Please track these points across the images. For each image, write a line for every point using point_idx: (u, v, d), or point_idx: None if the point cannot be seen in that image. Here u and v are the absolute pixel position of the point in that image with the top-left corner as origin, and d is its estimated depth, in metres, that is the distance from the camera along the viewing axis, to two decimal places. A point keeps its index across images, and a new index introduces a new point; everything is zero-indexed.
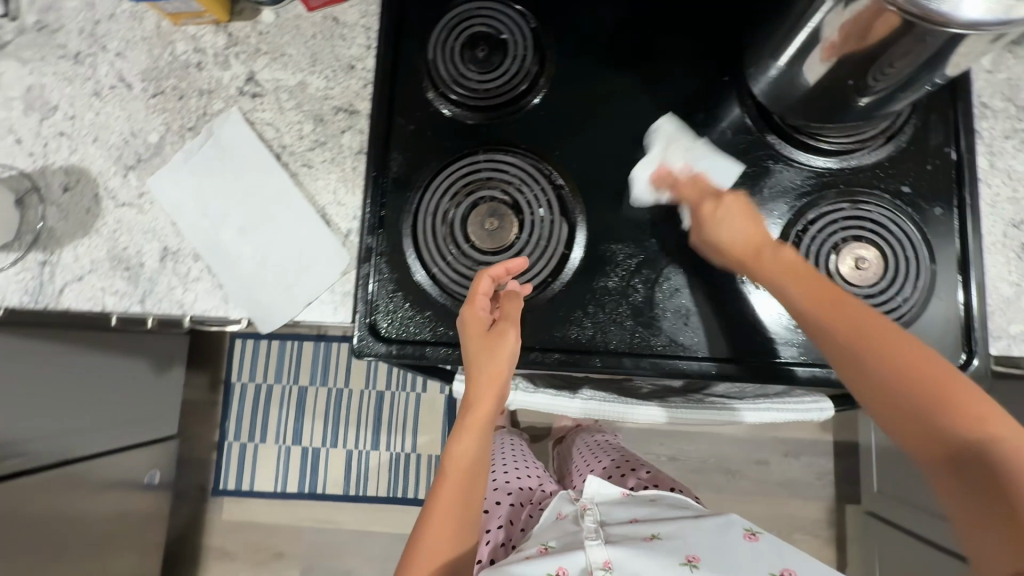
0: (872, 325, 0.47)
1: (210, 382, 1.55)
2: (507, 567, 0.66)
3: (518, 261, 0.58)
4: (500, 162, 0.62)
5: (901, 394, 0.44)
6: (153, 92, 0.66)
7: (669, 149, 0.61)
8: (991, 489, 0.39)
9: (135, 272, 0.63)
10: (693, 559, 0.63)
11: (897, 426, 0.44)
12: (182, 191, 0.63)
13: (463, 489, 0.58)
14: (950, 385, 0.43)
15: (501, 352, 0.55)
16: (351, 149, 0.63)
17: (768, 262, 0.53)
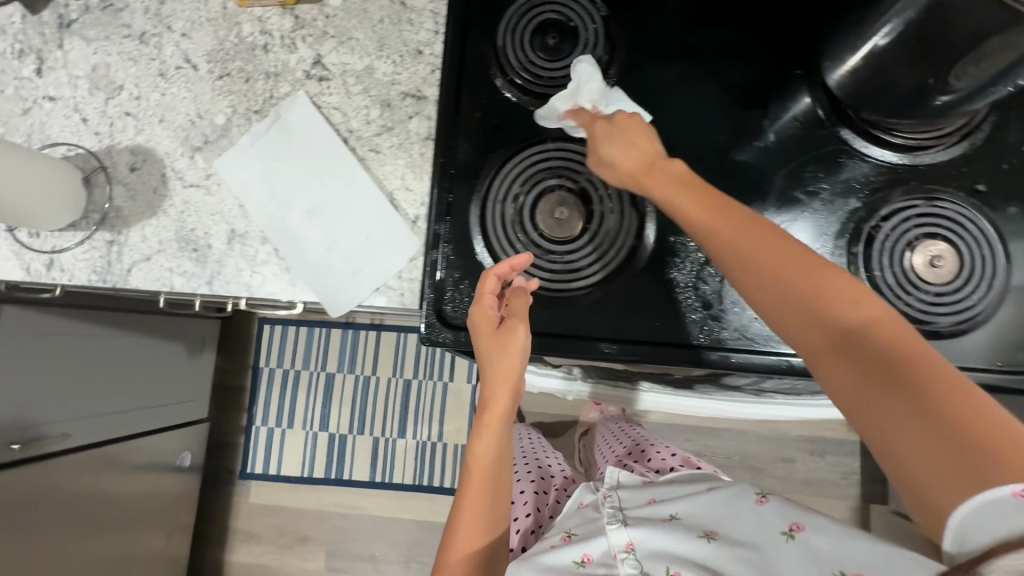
0: (754, 224, 0.47)
1: (238, 366, 1.56)
2: (534, 557, 0.63)
3: (524, 258, 0.57)
4: (569, 151, 0.62)
5: (789, 287, 0.44)
6: (219, 73, 0.66)
7: (584, 87, 0.60)
8: (877, 363, 0.39)
9: (203, 254, 0.63)
10: (712, 533, 0.58)
11: (789, 320, 0.44)
12: (249, 173, 0.63)
13: (487, 485, 0.59)
14: (827, 274, 0.43)
15: (512, 349, 0.55)
16: (418, 134, 0.63)
17: (656, 174, 0.53)
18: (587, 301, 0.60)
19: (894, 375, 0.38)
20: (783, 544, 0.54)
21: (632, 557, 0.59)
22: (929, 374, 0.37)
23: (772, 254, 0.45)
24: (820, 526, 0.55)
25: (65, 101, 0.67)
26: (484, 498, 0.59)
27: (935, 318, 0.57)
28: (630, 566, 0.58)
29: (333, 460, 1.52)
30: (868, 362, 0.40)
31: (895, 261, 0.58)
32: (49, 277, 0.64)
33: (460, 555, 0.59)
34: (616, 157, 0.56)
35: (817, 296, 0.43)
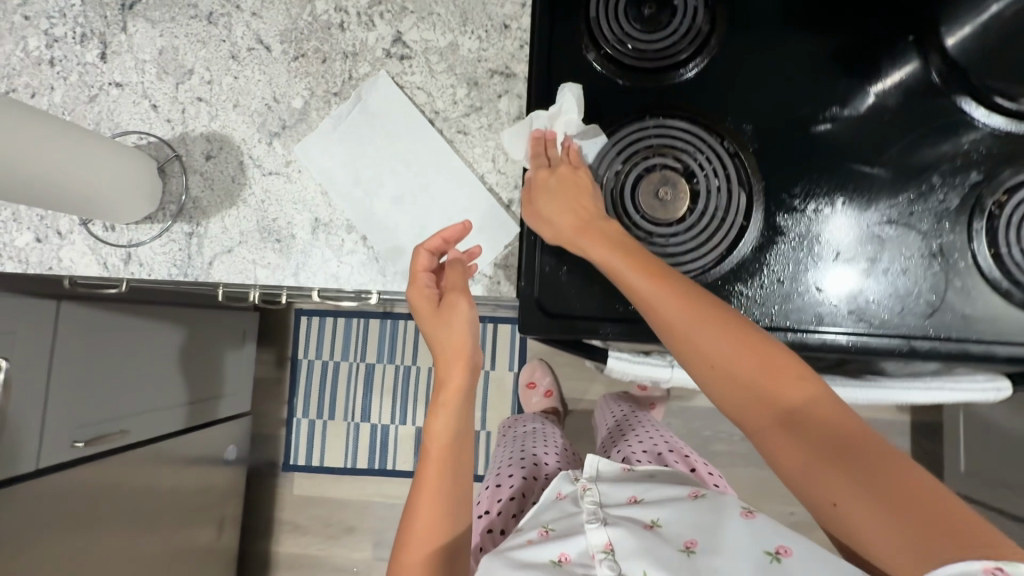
0: (705, 301, 0.49)
1: (278, 359, 1.55)
2: (506, 551, 0.59)
3: (454, 228, 0.56)
4: (670, 127, 0.59)
5: (740, 372, 0.47)
6: (294, 54, 0.63)
7: (561, 116, 0.58)
8: (818, 438, 0.44)
9: (286, 245, 0.61)
10: (690, 545, 0.54)
11: (744, 407, 0.47)
12: (332, 158, 0.61)
13: (445, 466, 0.57)
14: (773, 355, 0.47)
15: (455, 321, 0.56)
16: (509, 114, 0.60)
17: (594, 234, 0.53)
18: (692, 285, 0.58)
19: (839, 455, 0.42)
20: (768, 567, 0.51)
21: (610, 559, 0.55)
22: (868, 450, 0.42)
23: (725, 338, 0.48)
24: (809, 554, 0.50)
25: (133, 87, 0.64)
26: (441, 487, 0.57)
27: None
28: (607, 569, 0.54)
29: (376, 450, 1.51)
30: (817, 446, 0.43)
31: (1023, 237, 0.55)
32: (127, 272, 0.62)
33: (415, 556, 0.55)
34: (557, 215, 0.54)
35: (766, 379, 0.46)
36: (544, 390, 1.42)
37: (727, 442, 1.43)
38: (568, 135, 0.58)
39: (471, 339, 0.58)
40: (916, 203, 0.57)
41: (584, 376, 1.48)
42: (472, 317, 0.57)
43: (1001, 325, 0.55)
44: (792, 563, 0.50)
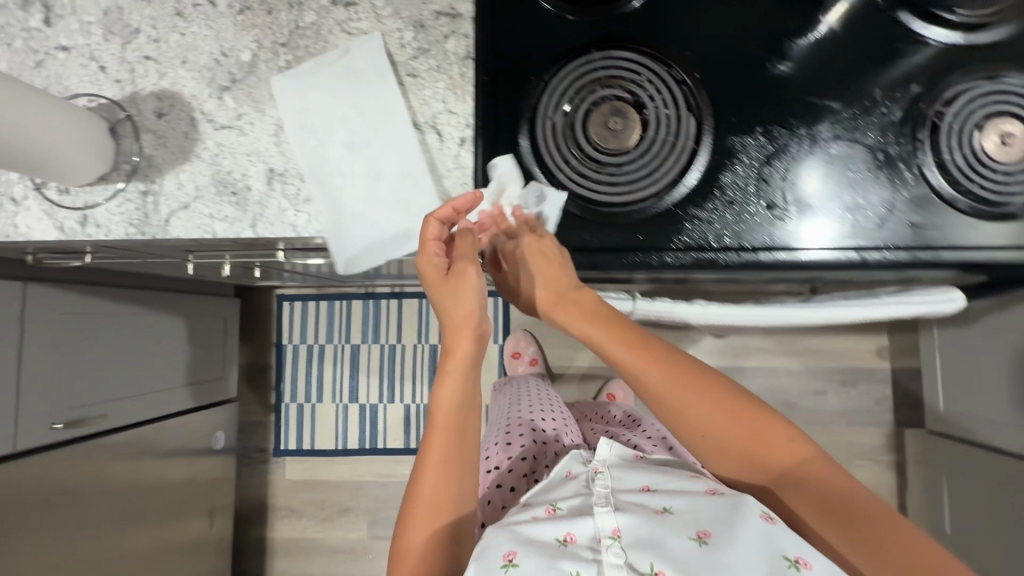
0: (687, 375, 0.52)
1: (262, 345, 1.56)
2: (510, 523, 0.54)
3: (466, 198, 0.56)
4: (617, 59, 0.59)
5: (731, 440, 0.52)
6: (240, 7, 0.63)
7: (498, 192, 0.59)
8: (807, 497, 0.49)
9: (242, 197, 0.61)
10: (704, 536, 0.49)
11: (740, 469, 0.53)
12: (303, 98, 0.61)
13: (452, 435, 0.55)
14: (762, 426, 0.51)
15: (463, 291, 0.57)
16: (456, 55, 0.60)
17: (575, 306, 0.55)
18: (645, 212, 0.58)
19: (826, 517, 0.48)
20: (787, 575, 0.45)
21: (618, 545, 0.49)
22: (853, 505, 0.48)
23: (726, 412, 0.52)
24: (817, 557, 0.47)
25: (79, 50, 0.63)
26: (448, 460, 0.55)
27: (1009, 198, 0.56)
28: (615, 555, 0.48)
29: (366, 430, 1.51)
30: (810, 505, 0.49)
31: (964, 142, 0.56)
32: (84, 234, 0.62)
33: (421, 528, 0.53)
34: (536, 291, 0.56)
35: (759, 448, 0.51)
36: (529, 359, 1.43)
37: None
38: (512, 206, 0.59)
39: (479, 310, 0.57)
40: (862, 117, 0.58)
41: (568, 344, 1.49)
42: (479, 286, 0.57)
43: (947, 231, 0.57)
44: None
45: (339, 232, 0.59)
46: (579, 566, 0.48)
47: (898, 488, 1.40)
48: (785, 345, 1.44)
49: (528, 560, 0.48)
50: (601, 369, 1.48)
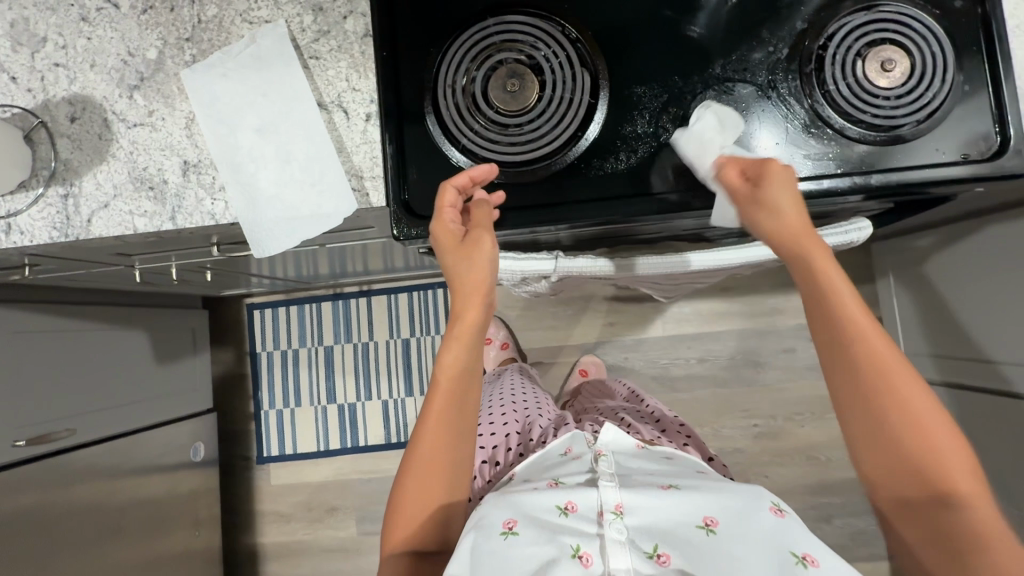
0: (904, 373, 0.48)
1: (236, 355, 1.57)
2: (514, 494, 0.59)
3: (482, 169, 0.58)
4: (511, 23, 0.61)
5: (913, 449, 0.47)
6: (142, 7, 0.64)
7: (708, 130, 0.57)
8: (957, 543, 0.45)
9: (159, 191, 0.62)
10: (711, 523, 0.54)
11: (896, 478, 0.48)
12: (211, 90, 0.62)
13: (452, 403, 0.57)
14: (950, 453, 0.46)
15: (477, 257, 0.54)
16: (356, 33, 0.62)
17: (813, 252, 0.50)
18: (548, 169, 0.60)
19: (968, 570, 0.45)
20: (792, 569, 0.50)
21: (620, 522, 0.55)
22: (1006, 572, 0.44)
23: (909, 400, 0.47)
24: (802, 535, 0.53)
25: None
26: (445, 428, 0.57)
27: (900, 120, 0.57)
28: (617, 532, 0.54)
29: (347, 429, 1.52)
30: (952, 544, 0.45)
31: (848, 72, 0.58)
32: (10, 242, 0.63)
33: (409, 492, 0.57)
34: (779, 225, 0.50)
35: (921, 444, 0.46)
36: (500, 343, 1.44)
37: (684, 367, 1.47)
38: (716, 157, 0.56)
39: (492, 279, 0.55)
40: (750, 58, 0.60)
41: (538, 324, 1.50)
42: (493, 252, 0.55)
43: (840, 160, 0.59)
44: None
45: (257, 216, 0.60)
46: (579, 541, 0.54)
47: None
48: (752, 305, 1.45)
49: (527, 531, 0.55)
50: (572, 346, 1.49)
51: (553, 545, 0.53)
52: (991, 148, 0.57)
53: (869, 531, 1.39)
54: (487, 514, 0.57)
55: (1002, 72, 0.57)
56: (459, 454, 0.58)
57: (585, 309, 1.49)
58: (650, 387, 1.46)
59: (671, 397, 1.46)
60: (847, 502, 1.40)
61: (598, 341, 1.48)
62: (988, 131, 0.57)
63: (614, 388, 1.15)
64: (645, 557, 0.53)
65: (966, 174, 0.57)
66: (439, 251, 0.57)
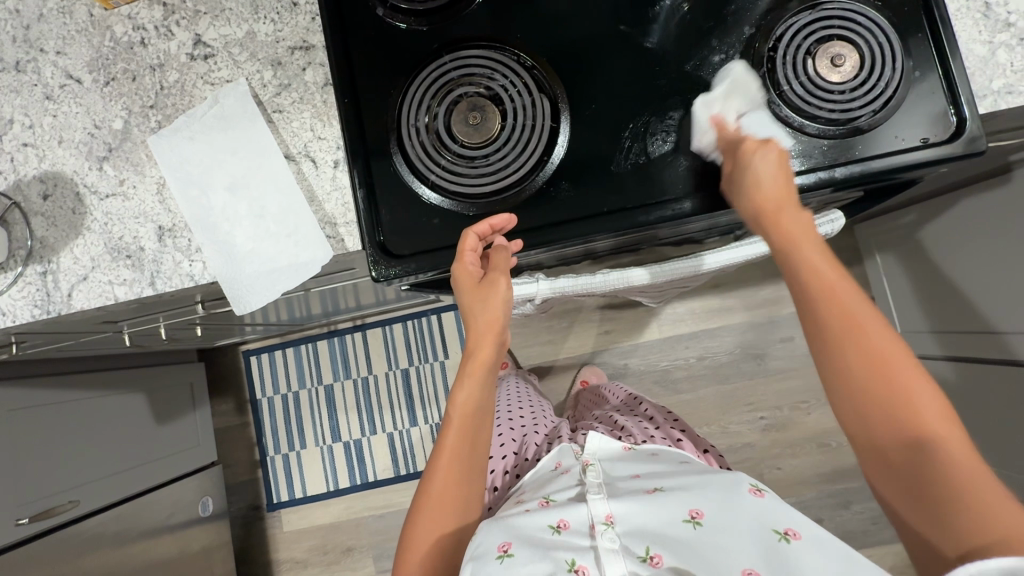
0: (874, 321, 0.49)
1: (236, 404, 1.56)
2: (509, 518, 0.62)
3: (504, 217, 0.59)
4: (467, 58, 0.62)
5: (872, 385, 0.47)
6: (105, 80, 0.65)
7: (730, 96, 0.59)
8: (920, 472, 0.45)
9: (137, 258, 0.62)
10: (696, 515, 0.58)
11: (862, 416, 0.48)
12: (180, 153, 0.63)
13: (464, 435, 0.60)
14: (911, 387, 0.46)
15: (493, 301, 0.57)
16: (316, 83, 0.64)
17: (785, 217, 0.53)
18: (520, 195, 0.61)
19: (939, 503, 0.44)
20: (776, 546, 0.53)
21: (611, 531, 0.59)
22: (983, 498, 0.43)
23: (873, 336, 0.48)
24: (785, 512, 0.56)
25: None
26: (457, 461, 0.60)
27: (856, 112, 0.58)
28: (609, 541, 0.58)
29: (354, 467, 1.51)
30: (920, 475, 0.45)
31: (799, 72, 0.59)
32: None
33: (421, 533, 0.59)
34: (759, 188, 0.53)
35: (887, 383, 0.47)
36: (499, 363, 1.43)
37: (684, 367, 1.46)
38: (723, 116, 0.59)
39: (505, 318, 0.60)
40: (703, 67, 0.61)
41: (534, 341, 1.50)
42: (508, 299, 0.58)
43: (803, 157, 0.60)
44: (800, 547, 0.52)
45: (235, 274, 0.61)
46: (574, 554, 0.57)
47: None
48: (744, 299, 1.45)
49: (523, 551, 0.56)
50: (570, 358, 1.49)
51: (549, 560, 0.56)
52: (949, 127, 0.58)
53: None
54: (480, 542, 0.57)
55: (950, 56, 0.58)
56: (471, 484, 0.61)
57: (578, 321, 1.49)
58: (652, 391, 1.46)
59: (675, 399, 1.45)
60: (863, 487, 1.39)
61: (595, 351, 1.48)
62: (943, 115, 0.58)
63: (611, 391, 1.16)
64: (638, 561, 0.57)
65: (926, 158, 0.58)
66: (457, 290, 0.59)
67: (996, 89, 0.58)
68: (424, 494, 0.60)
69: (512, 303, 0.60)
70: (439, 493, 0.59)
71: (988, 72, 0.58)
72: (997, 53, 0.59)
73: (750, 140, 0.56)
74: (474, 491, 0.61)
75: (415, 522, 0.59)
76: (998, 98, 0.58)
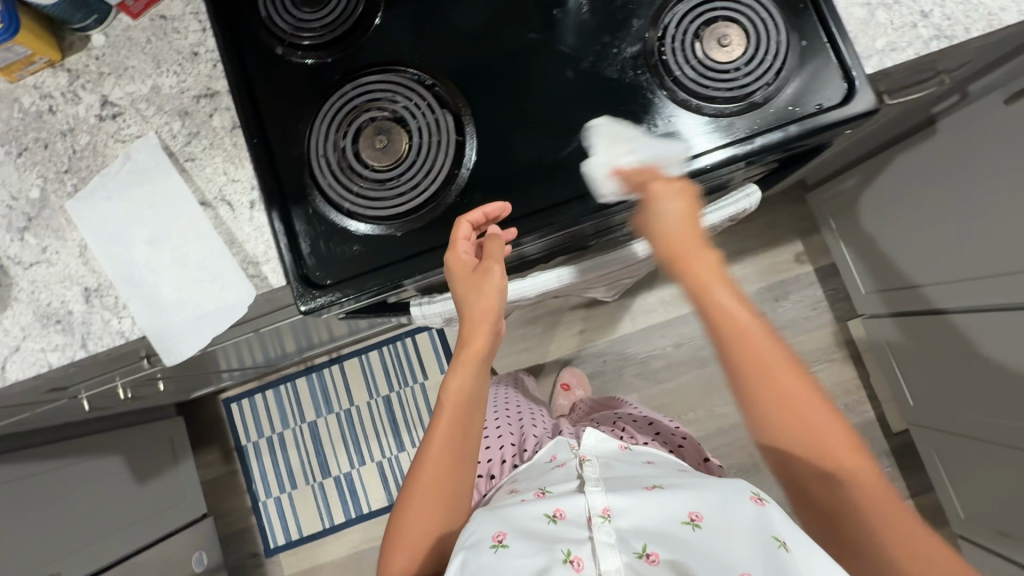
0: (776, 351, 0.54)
1: (222, 452, 1.55)
2: (504, 509, 0.63)
3: (498, 205, 0.59)
4: (367, 84, 0.63)
5: (789, 423, 0.52)
6: (18, 151, 0.66)
7: (611, 147, 0.59)
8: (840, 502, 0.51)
9: (66, 322, 0.63)
10: (696, 518, 0.57)
11: (785, 453, 0.53)
12: (100, 211, 0.63)
13: (458, 421, 0.62)
14: (818, 417, 0.52)
15: (488, 289, 0.57)
16: (225, 128, 0.64)
17: (697, 265, 0.55)
18: (436, 211, 0.62)
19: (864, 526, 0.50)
20: (776, 555, 0.50)
21: (608, 524, 0.59)
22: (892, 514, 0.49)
23: (776, 368, 0.53)
24: (783, 518, 0.54)
25: None
26: (450, 447, 0.62)
27: (750, 87, 0.59)
28: (606, 535, 0.58)
29: (347, 500, 1.50)
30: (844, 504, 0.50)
31: (689, 57, 0.60)
32: None
33: (410, 516, 0.62)
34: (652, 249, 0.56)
35: (797, 417, 0.52)
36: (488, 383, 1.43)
37: (662, 356, 1.46)
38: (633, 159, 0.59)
39: (499, 306, 0.59)
40: (598, 65, 0.63)
41: (510, 350, 1.50)
42: (503, 288, 0.58)
43: (706, 138, 0.60)
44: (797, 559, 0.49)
45: (166, 325, 0.61)
46: (570, 545, 0.58)
47: (863, 379, 1.39)
48: None
49: (517, 542, 0.58)
50: (548, 363, 1.49)
51: (543, 555, 0.57)
52: (842, 92, 0.58)
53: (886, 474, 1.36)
54: (474, 530, 0.59)
55: (831, 22, 0.59)
56: (464, 469, 0.63)
57: (552, 324, 1.49)
58: (634, 385, 1.46)
59: (657, 389, 1.45)
60: None
61: (573, 352, 1.48)
62: (836, 81, 0.59)
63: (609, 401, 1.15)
64: (635, 557, 0.57)
65: (826, 122, 0.58)
66: (451, 279, 0.59)
67: (880, 48, 0.59)
68: (416, 478, 0.62)
69: (506, 290, 0.59)
70: (431, 478, 0.62)
71: (870, 32, 0.60)
72: (876, 13, 0.60)
73: (654, 181, 0.56)
74: (463, 482, 0.64)
75: (407, 499, 0.62)
76: (884, 56, 0.59)
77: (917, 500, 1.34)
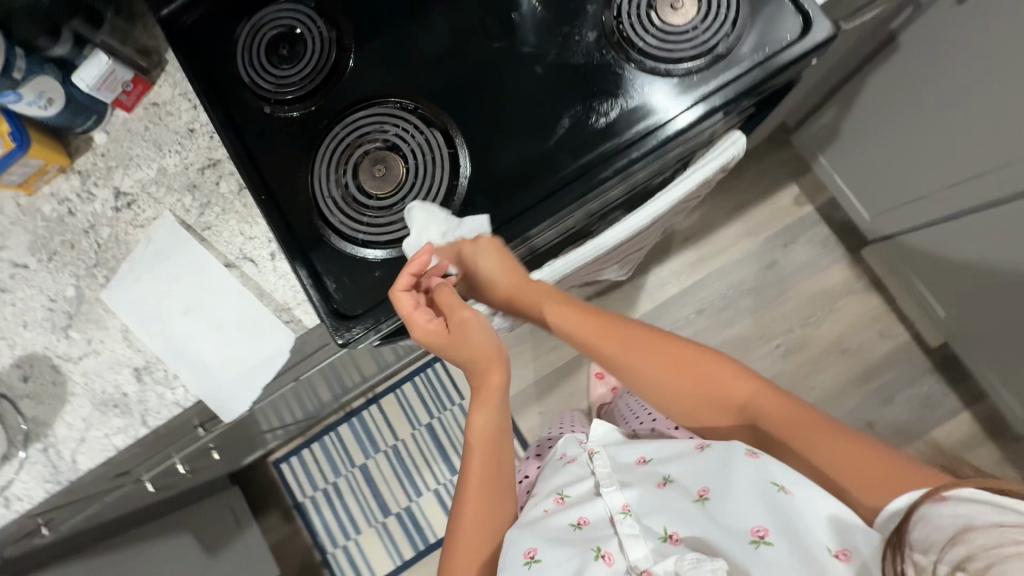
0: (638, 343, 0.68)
1: (282, 513, 1.57)
2: (531, 523, 0.64)
3: (421, 256, 0.60)
4: (355, 121, 0.67)
5: (676, 385, 0.67)
6: (48, 256, 0.70)
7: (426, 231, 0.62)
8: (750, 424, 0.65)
9: (124, 404, 0.66)
10: (704, 492, 0.58)
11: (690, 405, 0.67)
12: (135, 295, 0.66)
13: (490, 456, 0.67)
14: (701, 369, 0.66)
15: (473, 335, 0.65)
16: (232, 191, 0.68)
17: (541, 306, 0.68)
18: None
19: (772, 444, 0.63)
20: (777, 500, 0.55)
21: (630, 518, 0.59)
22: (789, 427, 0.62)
23: (644, 350, 0.68)
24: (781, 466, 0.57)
25: None
26: (486, 479, 0.67)
27: (710, 40, 0.62)
28: (631, 527, 0.58)
29: (413, 533, 1.51)
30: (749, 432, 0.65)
31: (648, 26, 0.64)
32: (12, 512, 0.65)
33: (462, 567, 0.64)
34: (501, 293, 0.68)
35: (683, 374, 0.67)
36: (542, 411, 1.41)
37: (687, 325, 1.46)
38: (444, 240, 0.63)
39: (495, 345, 0.67)
40: (564, 54, 0.66)
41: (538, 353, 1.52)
42: (486, 327, 0.65)
43: (680, 97, 0.63)
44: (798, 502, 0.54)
45: (217, 386, 0.64)
46: (598, 543, 0.58)
47: (889, 304, 1.39)
48: (718, 242, 1.46)
49: (549, 554, 0.59)
50: (578, 357, 1.50)
51: (575, 559, 0.58)
52: (799, 23, 0.61)
53: (935, 392, 1.35)
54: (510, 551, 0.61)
55: None
56: (504, 500, 0.68)
57: None
58: None
59: None
60: (899, 377, 1.37)
61: None
62: (791, 15, 0.62)
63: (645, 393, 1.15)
64: (661, 540, 0.56)
65: (791, 55, 0.60)
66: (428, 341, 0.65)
67: None
68: (459, 520, 0.66)
69: (491, 329, 0.66)
70: (474, 517, 0.66)
71: None
72: None
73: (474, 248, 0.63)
74: (502, 513, 0.67)
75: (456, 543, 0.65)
76: None
77: (972, 410, 1.33)
